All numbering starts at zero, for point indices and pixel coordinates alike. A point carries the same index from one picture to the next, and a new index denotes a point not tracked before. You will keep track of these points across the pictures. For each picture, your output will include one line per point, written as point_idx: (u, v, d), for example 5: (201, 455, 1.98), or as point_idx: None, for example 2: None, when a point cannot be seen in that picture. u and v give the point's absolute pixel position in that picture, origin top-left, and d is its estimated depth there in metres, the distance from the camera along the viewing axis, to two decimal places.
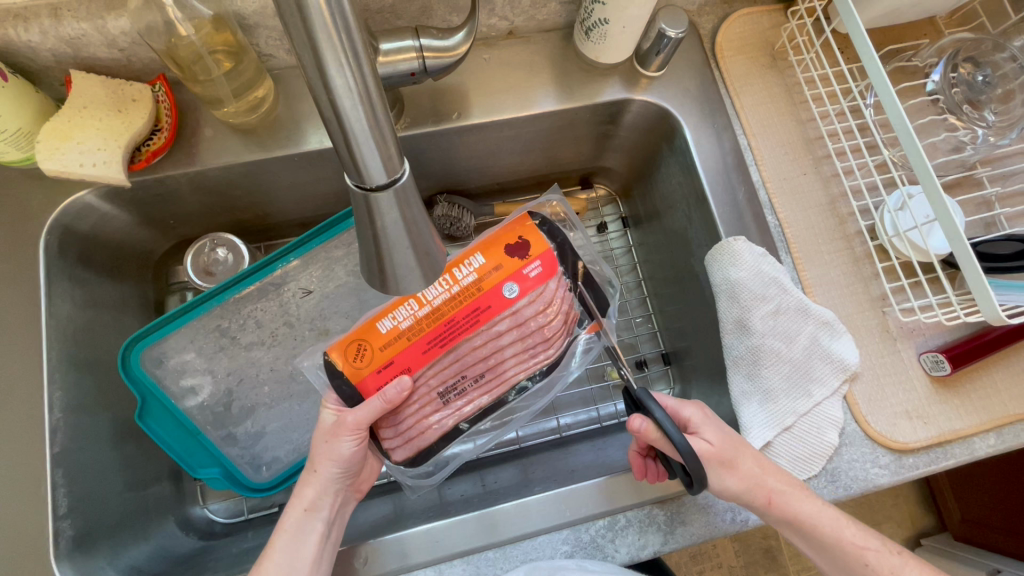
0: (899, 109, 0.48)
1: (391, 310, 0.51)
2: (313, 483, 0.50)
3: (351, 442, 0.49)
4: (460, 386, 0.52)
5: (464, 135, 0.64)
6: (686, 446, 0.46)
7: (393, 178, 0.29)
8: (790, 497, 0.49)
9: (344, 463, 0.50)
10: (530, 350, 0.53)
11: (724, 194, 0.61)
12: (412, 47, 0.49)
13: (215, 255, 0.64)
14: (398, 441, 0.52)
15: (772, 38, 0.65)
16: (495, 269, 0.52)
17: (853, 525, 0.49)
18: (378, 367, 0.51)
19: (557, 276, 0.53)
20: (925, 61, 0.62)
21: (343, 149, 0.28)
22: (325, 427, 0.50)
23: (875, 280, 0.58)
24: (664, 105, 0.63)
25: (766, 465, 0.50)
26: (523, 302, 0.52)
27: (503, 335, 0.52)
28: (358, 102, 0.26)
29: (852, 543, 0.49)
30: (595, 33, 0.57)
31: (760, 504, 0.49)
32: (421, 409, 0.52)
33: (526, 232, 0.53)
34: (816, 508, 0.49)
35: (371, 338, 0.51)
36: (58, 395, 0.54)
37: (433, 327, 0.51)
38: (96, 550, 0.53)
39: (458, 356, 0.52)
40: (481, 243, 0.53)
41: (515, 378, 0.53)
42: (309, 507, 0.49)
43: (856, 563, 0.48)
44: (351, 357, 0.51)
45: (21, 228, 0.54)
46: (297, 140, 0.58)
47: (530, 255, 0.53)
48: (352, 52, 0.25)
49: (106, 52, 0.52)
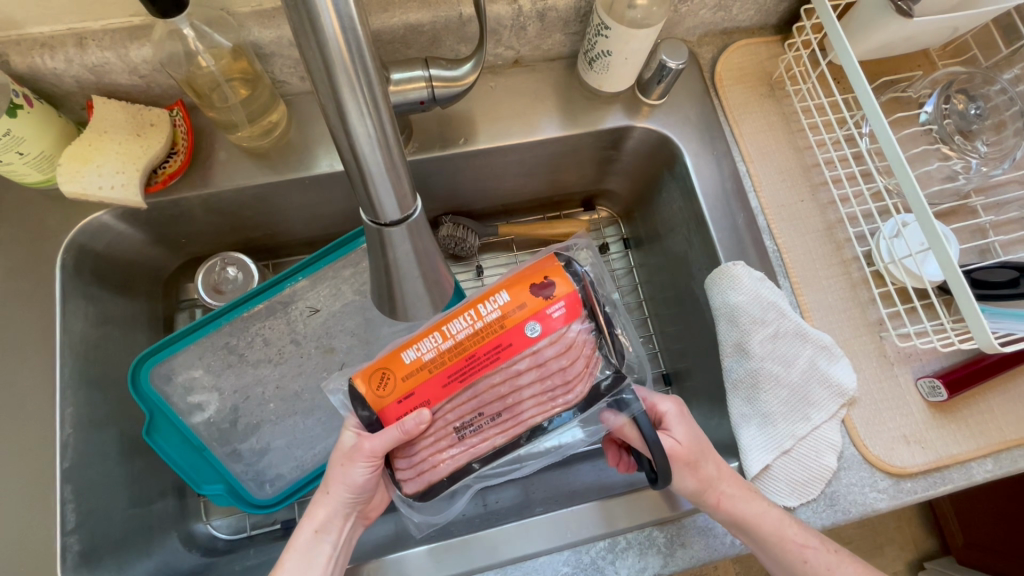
0: (892, 141, 0.49)
1: (416, 341, 0.49)
2: (325, 504, 0.52)
3: (364, 468, 0.50)
4: (476, 422, 0.49)
5: (470, 160, 0.65)
6: (648, 434, 0.48)
7: (406, 215, 0.33)
8: (736, 498, 0.51)
9: (356, 489, 0.51)
10: (549, 394, 0.49)
11: (723, 219, 0.62)
12: (422, 78, 0.51)
13: (225, 274, 0.65)
14: (410, 473, 0.50)
15: (770, 68, 0.67)
16: (520, 306, 0.49)
17: (794, 525, 0.51)
18: (399, 397, 0.49)
19: (581, 319, 0.50)
20: (919, 93, 0.64)
21: (360, 188, 0.31)
22: (342, 449, 0.51)
23: (872, 305, 0.59)
24: (665, 131, 0.65)
25: (724, 469, 0.52)
26: (545, 343, 0.48)
27: (523, 375, 0.49)
28: (376, 148, 0.29)
29: (792, 542, 0.50)
30: (598, 63, 0.59)
31: (747, 531, 0.50)
32: (436, 442, 0.49)
33: (553, 271, 0.50)
34: (761, 509, 0.50)
35: (395, 368, 0.49)
36: (68, 411, 0.55)
37: (456, 360, 0.49)
38: (101, 566, 0.54)
39: (476, 393, 0.49)
40: (509, 280, 0.50)
41: (533, 421, 0.49)
42: (319, 528, 0.51)
43: (794, 562, 0.49)
44: (374, 386, 0.49)
45: (41, 248, 0.56)
46: (307, 164, 0.60)
47: (555, 295, 0.49)
48: (371, 102, 0.27)
49: (127, 79, 0.54)
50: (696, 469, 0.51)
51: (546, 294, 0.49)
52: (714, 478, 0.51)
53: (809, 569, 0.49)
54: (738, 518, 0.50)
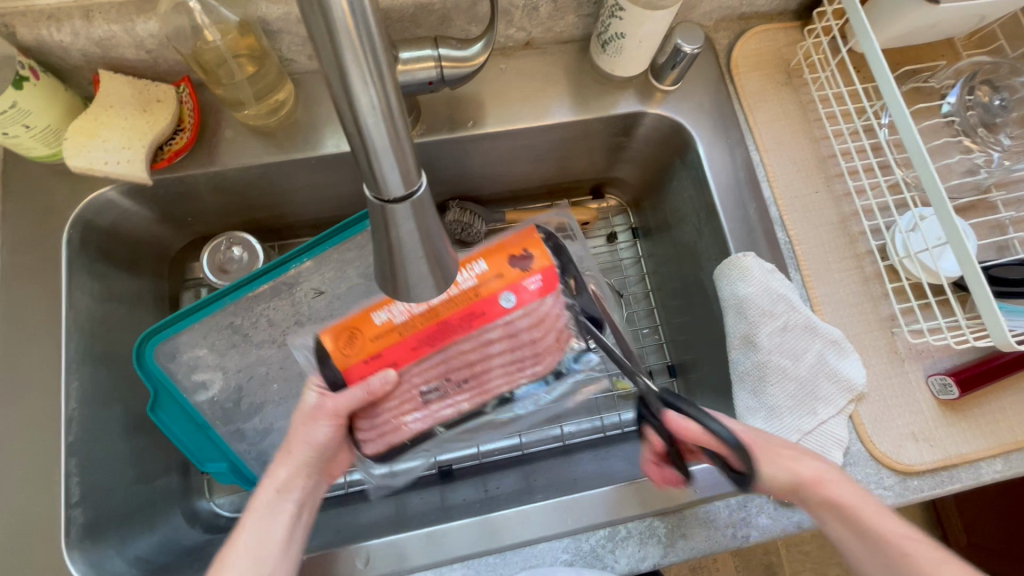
0: (913, 131, 0.48)
1: (386, 303, 0.49)
2: (286, 463, 0.49)
3: (327, 428, 0.50)
4: (442, 387, 0.52)
5: (479, 143, 0.64)
6: (730, 436, 0.46)
7: (411, 190, 0.27)
8: (832, 481, 0.47)
9: (319, 446, 0.51)
10: (517, 364, 0.53)
11: (734, 209, 0.61)
12: (431, 57, 0.50)
13: (230, 254, 0.65)
14: (372, 434, 0.53)
15: (788, 56, 0.65)
16: (497, 277, 0.50)
17: (890, 515, 0.46)
18: (365, 357, 0.49)
19: (555, 293, 0.52)
20: (942, 83, 0.63)
21: (363, 164, 0.25)
22: (304, 410, 0.50)
23: (884, 300, 0.58)
24: (678, 118, 0.63)
25: (797, 447, 0.49)
26: (518, 314, 0.51)
27: (494, 345, 0.52)
28: (381, 119, 0.24)
29: (888, 531, 0.45)
30: (611, 46, 0.58)
31: (844, 521, 0.46)
32: (400, 404, 0.52)
33: (533, 244, 0.52)
34: (862, 497, 0.47)
35: (363, 328, 0.49)
36: (74, 385, 0.55)
37: (425, 325, 0.50)
38: (105, 539, 0.55)
39: (445, 358, 0.51)
40: (489, 248, 0.51)
41: (499, 388, 0.53)
42: (280, 489, 0.49)
43: (893, 555, 0.43)
44: (341, 345, 0.49)
45: (47, 223, 0.56)
46: (313, 144, 0.59)
47: (533, 268, 0.50)
48: (374, 66, 0.23)
49: (134, 53, 0.53)
50: (780, 455, 0.48)
51: (525, 266, 0.50)
52: (808, 464, 0.48)
53: (911, 563, 0.43)
54: (830, 500, 0.47)
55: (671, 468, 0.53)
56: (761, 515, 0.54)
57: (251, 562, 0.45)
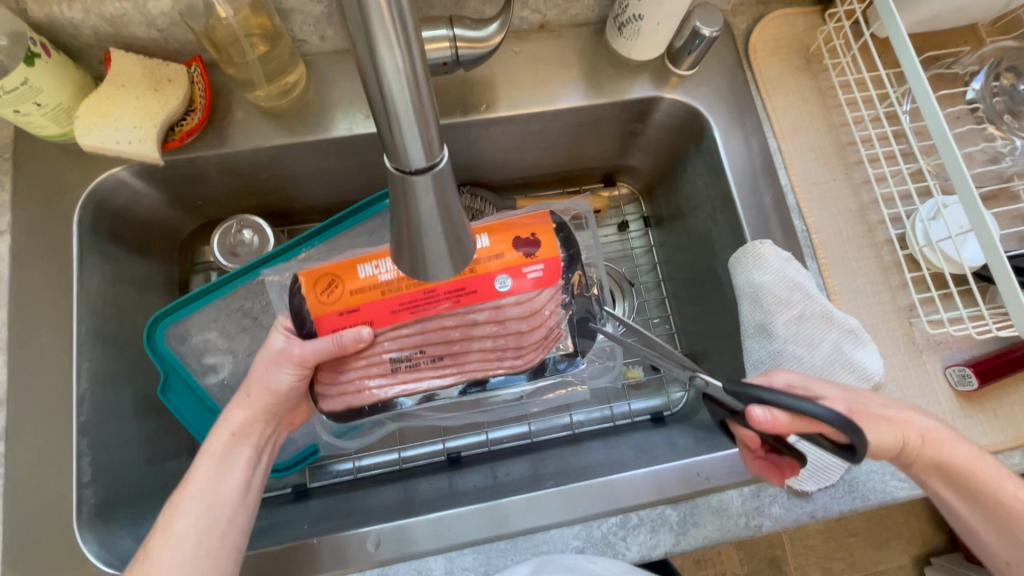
0: (939, 116, 0.47)
1: (376, 260, 0.53)
2: (244, 407, 0.51)
3: (290, 375, 0.51)
4: (414, 359, 0.53)
5: (491, 127, 0.63)
6: (830, 414, 0.43)
7: (433, 162, 0.26)
8: (942, 441, 0.48)
9: (278, 394, 0.52)
10: (498, 352, 0.54)
11: (750, 196, 0.60)
12: (446, 37, 0.50)
13: (241, 237, 0.65)
14: (331, 391, 0.53)
15: (807, 41, 0.64)
16: (496, 256, 0.53)
17: (1013, 477, 0.49)
18: (342, 310, 0.53)
19: (553, 288, 0.54)
20: (965, 69, 0.61)
21: (384, 132, 0.25)
22: (271, 353, 0.52)
23: (903, 290, 0.57)
24: (694, 104, 0.62)
25: (893, 404, 0.50)
26: (510, 300, 0.53)
27: (478, 325, 0.53)
28: (405, 84, 0.23)
29: (1014, 496, 0.48)
30: (629, 29, 0.57)
31: (951, 477, 0.49)
32: (367, 368, 0.53)
33: (542, 232, 0.54)
34: (972, 454, 0.49)
35: (346, 279, 0.53)
36: (85, 366, 0.55)
37: (411, 290, 0.52)
38: (116, 520, 0.55)
39: (423, 329, 0.53)
40: (498, 225, 0.54)
41: (474, 372, 0.54)
42: (237, 432, 0.51)
43: (1012, 515, 0.48)
44: (321, 290, 0.53)
45: (58, 203, 0.56)
46: (325, 127, 0.58)
47: (536, 256, 0.54)
48: (402, 29, 0.22)
49: (145, 32, 0.52)
50: (875, 415, 0.48)
51: (528, 252, 0.54)
52: (908, 421, 0.49)
53: None
54: (943, 462, 0.48)
55: (774, 456, 0.51)
56: (774, 505, 0.54)
57: (207, 503, 0.47)
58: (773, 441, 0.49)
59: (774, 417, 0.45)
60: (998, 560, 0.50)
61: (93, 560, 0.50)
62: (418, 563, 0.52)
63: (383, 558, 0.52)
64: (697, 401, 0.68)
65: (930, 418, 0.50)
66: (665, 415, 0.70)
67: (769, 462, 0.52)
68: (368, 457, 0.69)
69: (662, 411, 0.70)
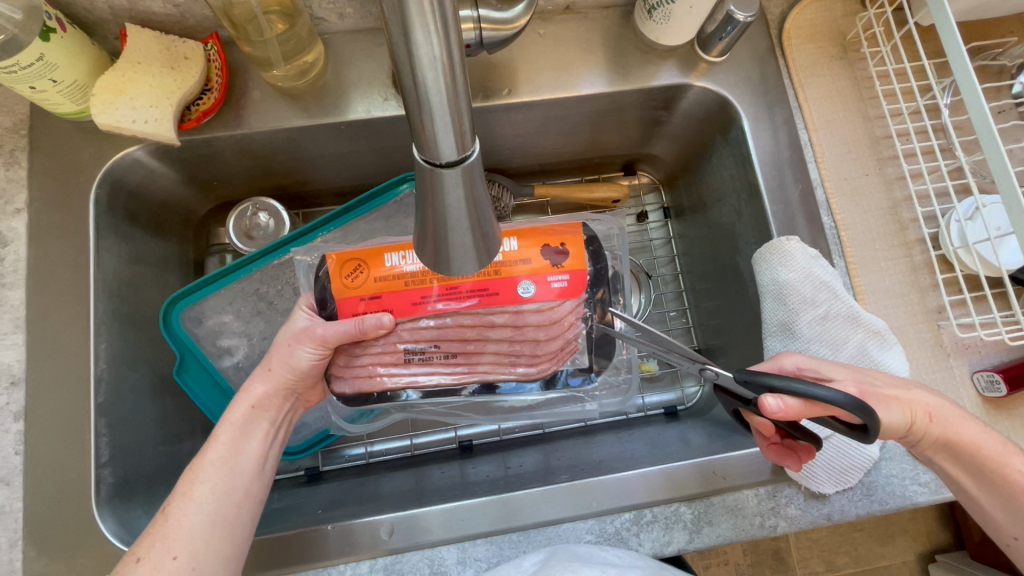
0: (985, 111, 0.44)
1: (403, 249, 0.52)
2: (264, 380, 0.51)
3: (310, 353, 0.51)
4: (428, 353, 0.52)
5: (512, 112, 0.62)
6: (842, 397, 0.42)
7: (463, 156, 0.25)
8: (949, 419, 0.47)
9: (299, 371, 0.52)
10: (512, 355, 0.53)
11: (778, 190, 0.58)
12: (470, 18, 0.48)
13: (256, 220, 0.64)
14: (345, 374, 0.53)
15: (844, 28, 0.61)
16: (523, 261, 0.52)
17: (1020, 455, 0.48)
18: (364, 296, 0.52)
19: (577, 299, 0.53)
20: (1012, 61, 0.58)
21: (414, 122, 0.24)
22: (292, 331, 0.52)
23: (933, 291, 0.56)
24: (723, 92, 0.60)
25: (905, 383, 0.49)
26: (530, 307, 0.52)
27: (496, 327, 0.53)
28: (441, 74, 0.22)
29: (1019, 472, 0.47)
30: (658, 12, 0.55)
31: (959, 456, 0.48)
32: (381, 355, 0.53)
33: (573, 244, 0.54)
34: (979, 431, 0.48)
35: (373, 265, 0.52)
36: (103, 346, 0.55)
37: (434, 285, 0.52)
38: (133, 498, 0.55)
39: (440, 326, 0.52)
40: (529, 229, 0.53)
41: (485, 373, 0.53)
42: (257, 405, 0.51)
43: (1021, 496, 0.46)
44: (344, 274, 0.52)
45: (74, 182, 0.55)
46: (342, 108, 0.57)
47: (563, 267, 0.53)
48: (441, 15, 0.20)
49: (161, 7, 0.51)
50: (885, 394, 0.47)
51: (556, 261, 0.53)
52: (914, 399, 0.48)
53: None
54: (950, 439, 0.47)
55: (788, 440, 0.52)
56: (790, 506, 0.53)
57: (224, 473, 0.47)
58: (788, 426, 0.50)
59: (786, 405, 0.44)
60: (1004, 536, 0.49)
61: (110, 538, 0.51)
62: (430, 551, 0.52)
63: (397, 546, 0.52)
64: (711, 397, 0.67)
65: (935, 394, 0.49)
66: (678, 410, 0.69)
67: (784, 449, 0.51)
68: (379, 442, 0.69)
69: (676, 406, 0.70)
